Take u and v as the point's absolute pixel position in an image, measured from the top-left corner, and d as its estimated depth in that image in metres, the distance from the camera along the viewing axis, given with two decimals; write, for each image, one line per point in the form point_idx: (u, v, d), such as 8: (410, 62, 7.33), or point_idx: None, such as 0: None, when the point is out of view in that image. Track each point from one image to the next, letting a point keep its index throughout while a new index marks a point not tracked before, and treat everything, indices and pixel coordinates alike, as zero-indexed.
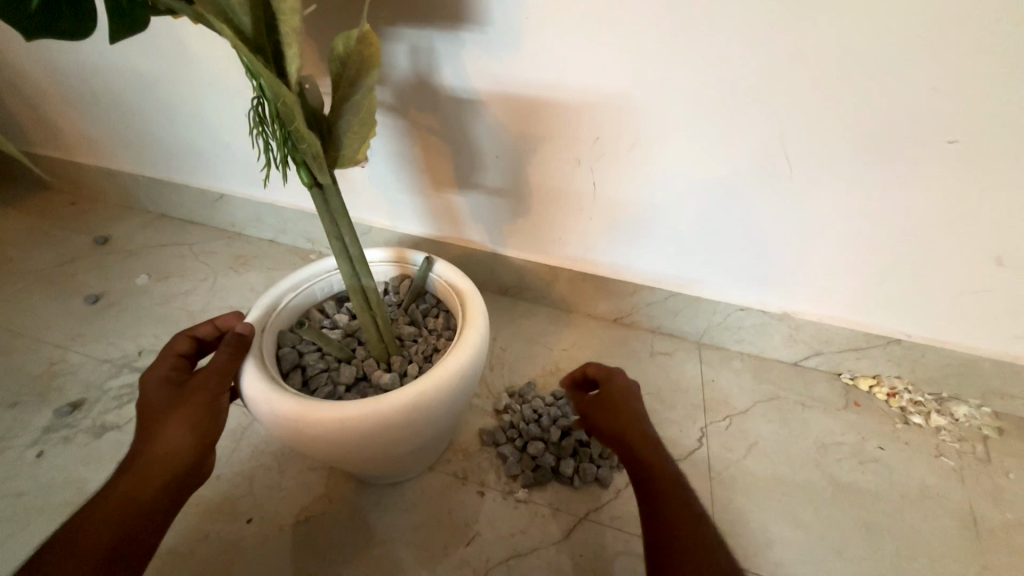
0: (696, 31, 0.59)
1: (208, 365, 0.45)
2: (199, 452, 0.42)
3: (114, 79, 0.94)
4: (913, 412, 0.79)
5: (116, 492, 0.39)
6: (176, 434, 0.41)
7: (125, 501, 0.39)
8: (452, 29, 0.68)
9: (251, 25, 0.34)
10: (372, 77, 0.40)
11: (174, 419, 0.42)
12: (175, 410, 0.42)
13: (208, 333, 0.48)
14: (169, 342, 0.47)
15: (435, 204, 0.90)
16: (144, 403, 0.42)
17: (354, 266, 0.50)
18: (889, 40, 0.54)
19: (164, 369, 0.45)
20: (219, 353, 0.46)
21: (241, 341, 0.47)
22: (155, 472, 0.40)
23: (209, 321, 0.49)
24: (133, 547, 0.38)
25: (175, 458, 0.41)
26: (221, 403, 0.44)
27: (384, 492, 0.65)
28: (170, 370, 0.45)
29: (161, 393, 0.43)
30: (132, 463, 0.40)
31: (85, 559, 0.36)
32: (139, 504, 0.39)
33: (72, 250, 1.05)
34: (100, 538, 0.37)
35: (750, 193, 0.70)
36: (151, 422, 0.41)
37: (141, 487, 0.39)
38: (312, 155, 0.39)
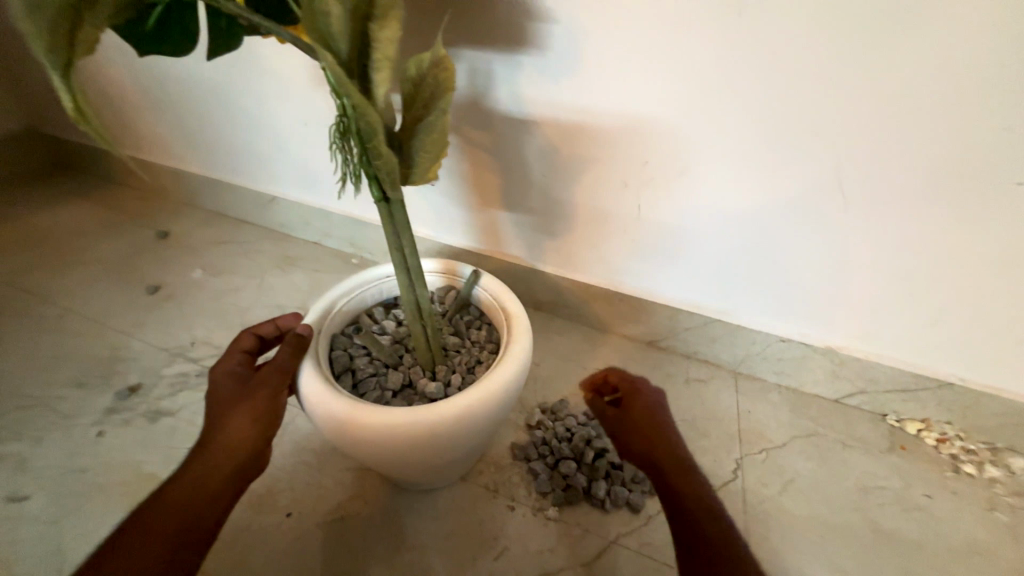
0: (756, 63, 0.60)
1: (270, 362, 0.47)
2: (259, 444, 0.44)
3: (190, 87, 1.02)
4: (965, 461, 0.75)
5: (186, 479, 0.41)
6: (240, 426, 0.43)
7: (195, 488, 0.41)
8: (511, 53, 0.71)
9: (346, 49, 0.35)
10: (445, 99, 0.42)
11: (241, 413, 0.44)
12: (242, 404, 0.45)
13: (270, 332, 0.51)
14: (235, 339, 0.50)
15: (478, 218, 0.93)
16: (214, 396, 0.45)
17: (410, 277, 0.51)
18: (953, 80, 0.54)
19: (232, 365, 0.47)
20: (280, 352, 0.48)
21: (301, 340, 0.49)
22: (222, 462, 0.42)
23: (272, 321, 0.52)
24: (196, 534, 0.39)
25: (241, 449, 0.43)
26: (280, 399, 0.46)
27: (416, 499, 0.66)
28: (237, 365, 0.48)
29: (230, 387, 0.45)
30: (201, 452, 0.42)
31: (155, 540, 0.38)
32: (207, 491, 0.41)
33: (136, 242, 1.12)
34: (169, 522, 0.39)
35: (799, 224, 0.70)
36: (220, 414, 0.44)
37: (207, 476, 0.41)
38: (386, 172, 0.41)
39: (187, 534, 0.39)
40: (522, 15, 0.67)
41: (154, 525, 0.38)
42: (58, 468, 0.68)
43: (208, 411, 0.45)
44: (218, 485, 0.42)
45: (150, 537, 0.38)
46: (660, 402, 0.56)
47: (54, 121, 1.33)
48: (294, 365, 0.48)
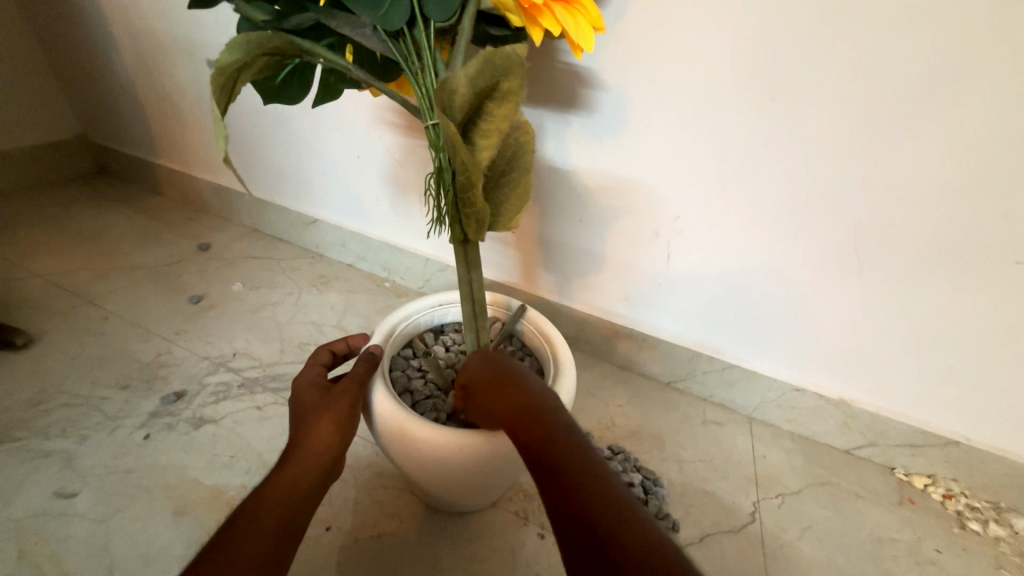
0: (785, 140, 0.68)
1: (348, 375, 0.52)
2: (341, 449, 0.49)
3: (252, 116, 1.10)
4: (970, 518, 0.79)
5: (281, 480, 0.45)
6: (327, 432, 0.48)
7: (290, 488, 0.45)
8: (561, 113, 0.79)
9: (461, 116, 0.41)
10: (527, 158, 0.48)
11: (326, 418, 0.49)
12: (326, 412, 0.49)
13: (342, 348, 0.56)
14: (313, 353, 0.55)
15: (512, 254, 0.98)
16: (300, 405, 0.49)
17: (474, 308, 0.56)
18: (961, 168, 0.62)
19: (314, 377, 0.52)
20: (357, 367, 0.52)
21: (374, 357, 0.54)
22: (311, 464, 0.47)
23: (344, 339, 0.57)
24: (293, 527, 0.44)
25: (327, 452, 0.48)
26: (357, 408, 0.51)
27: (450, 521, 0.68)
28: (316, 376, 0.52)
29: (316, 396, 0.50)
30: (292, 455, 0.47)
31: (264, 534, 0.42)
32: (300, 490, 0.45)
33: (178, 252, 1.17)
34: (271, 518, 0.43)
35: (816, 282, 0.76)
36: (306, 421, 0.48)
37: (301, 477, 0.46)
38: (476, 219, 0.47)
39: (288, 527, 0.43)
40: (575, 82, 0.76)
41: (257, 521, 0.42)
42: (104, 467, 0.71)
43: (295, 417, 0.49)
44: (308, 485, 0.46)
45: (256, 530, 0.42)
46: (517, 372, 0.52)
47: (107, 134, 1.41)
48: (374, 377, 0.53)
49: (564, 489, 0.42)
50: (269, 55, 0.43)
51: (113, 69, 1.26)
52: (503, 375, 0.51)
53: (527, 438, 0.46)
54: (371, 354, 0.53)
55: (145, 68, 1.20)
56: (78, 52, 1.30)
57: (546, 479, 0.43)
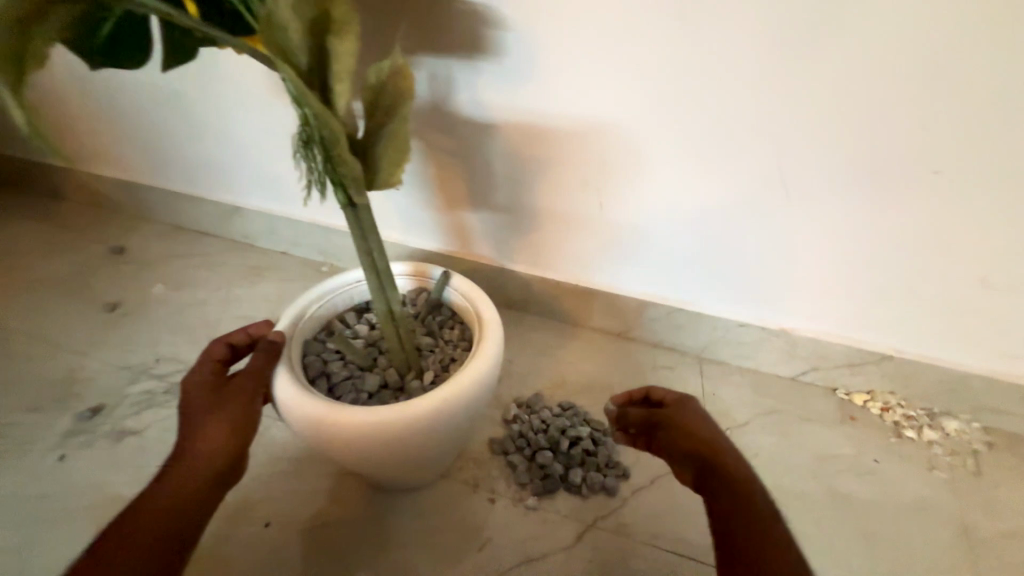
0: (701, 66, 0.65)
1: (244, 371, 0.49)
2: (234, 451, 0.47)
3: (142, 98, 0.99)
4: (907, 426, 0.82)
5: (168, 484, 0.44)
6: (215, 434, 0.46)
7: (179, 489, 0.44)
8: (470, 59, 0.73)
9: (307, 61, 0.38)
10: (405, 105, 0.44)
11: (215, 420, 0.46)
12: (215, 413, 0.47)
13: (241, 340, 0.52)
14: (207, 348, 0.51)
15: (446, 219, 0.93)
16: (188, 407, 0.47)
17: (380, 279, 0.53)
18: (874, 78, 0.60)
19: (204, 375, 0.49)
20: (253, 361, 0.49)
21: (273, 348, 0.50)
22: (199, 468, 0.45)
23: (242, 329, 0.53)
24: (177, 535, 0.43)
25: (219, 453, 0.46)
26: (254, 406, 0.48)
27: (397, 498, 0.67)
28: (209, 374, 0.50)
29: (205, 396, 0.48)
30: (180, 458, 0.45)
31: (142, 542, 0.41)
32: (187, 495, 0.44)
33: (88, 259, 1.07)
34: (151, 525, 0.42)
35: (749, 214, 0.74)
36: (194, 423, 0.46)
37: (187, 481, 0.44)
38: (352, 178, 0.43)
39: (171, 534, 0.42)
40: (478, 23, 0.69)
41: (139, 528, 0.42)
42: (16, 495, 0.66)
43: (185, 419, 0.47)
44: (196, 489, 0.45)
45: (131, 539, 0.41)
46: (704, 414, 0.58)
47: None
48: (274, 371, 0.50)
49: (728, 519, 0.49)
50: (67, 4, 0.37)
51: None
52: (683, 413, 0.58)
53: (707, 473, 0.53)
54: (268, 346, 0.50)
55: None
56: None
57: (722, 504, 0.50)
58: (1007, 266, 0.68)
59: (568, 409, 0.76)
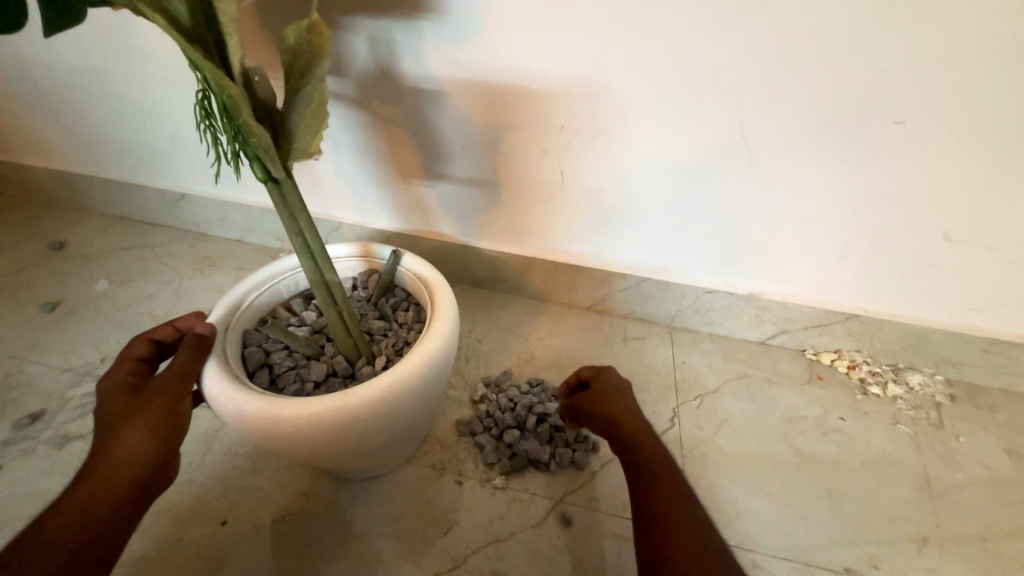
0: (655, 18, 0.61)
1: (168, 369, 0.46)
2: (160, 455, 0.44)
3: (62, 78, 0.91)
4: (872, 383, 0.83)
5: (76, 500, 0.41)
6: (137, 439, 0.43)
7: (93, 500, 0.41)
8: (411, 19, 0.67)
9: (185, 11, 0.34)
10: (320, 67, 0.40)
11: (136, 424, 0.44)
12: (137, 417, 0.44)
13: (167, 335, 0.51)
14: (127, 347, 0.50)
15: (404, 197, 0.89)
16: (107, 411, 0.44)
17: (316, 261, 0.49)
18: (835, 24, 0.57)
19: (126, 375, 0.47)
20: (179, 356, 0.47)
21: (202, 342, 0.48)
22: (120, 476, 0.42)
23: (169, 323, 0.51)
24: (95, 548, 0.40)
25: (138, 461, 0.43)
26: (181, 406, 0.46)
27: (361, 487, 0.65)
28: (130, 374, 0.48)
29: (125, 398, 0.45)
30: (97, 466, 0.42)
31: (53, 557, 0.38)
32: (106, 504, 0.41)
33: (25, 257, 1.00)
34: (64, 539, 0.39)
35: (714, 177, 0.72)
36: (113, 428, 0.43)
37: (107, 490, 0.42)
38: (263, 148, 0.39)
39: (89, 547, 0.40)
40: None
41: (42, 551, 0.38)
42: None
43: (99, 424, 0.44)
44: (116, 498, 0.42)
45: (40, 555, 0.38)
46: (621, 384, 0.58)
47: None
48: (198, 366, 0.48)
49: (644, 493, 0.49)
50: None
51: None
52: (601, 386, 0.58)
53: (627, 446, 0.53)
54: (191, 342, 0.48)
55: None
56: None
57: (637, 478, 0.51)
58: (969, 219, 0.67)
59: (536, 386, 0.75)
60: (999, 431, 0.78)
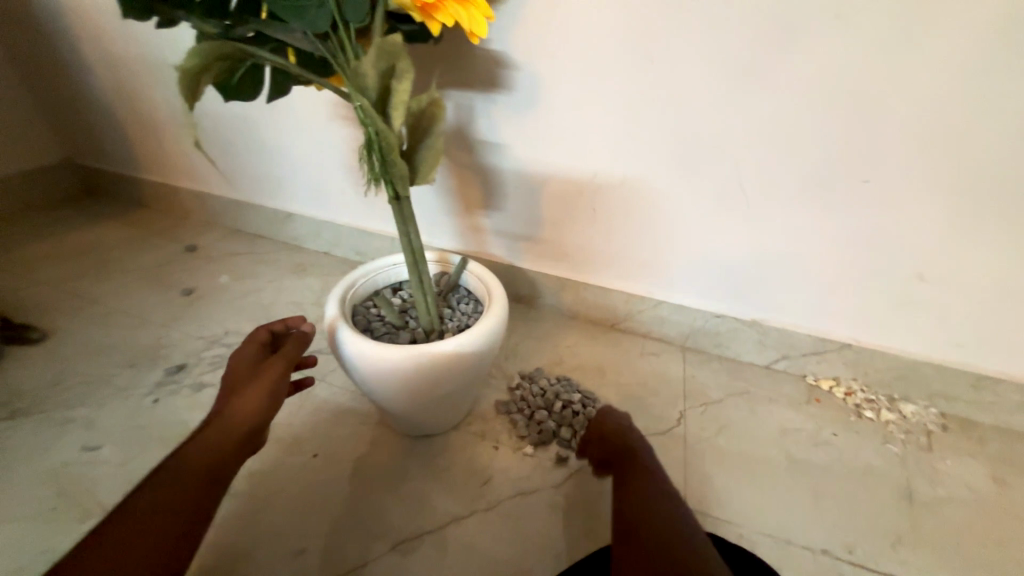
0: (671, 98, 0.81)
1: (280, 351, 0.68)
2: (269, 409, 0.63)
3: (222, 124, 1.22)
4: (866, 408, 0.93)
5: (211, 437, 0.57)
6: (258, 395, 0.62)
7: (221, 440, 0.57)
8: (487, 93, 0.91)
9: (375, 95, 0.56)
10: (438, 126, 0.62)
11: (257, 385, 0.63)
12: (258, 380, 0.64)
13: (279, 328, 0.73)
14: (253, 333, 0.71)
15: (466, 224, 1.10)
16: (238, 373, 0.65)
17: (414, 255, 0.70)
18: (805, 106, 0.76)
19: (251, 352, 0.68)
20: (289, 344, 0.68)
21: (303, 335, 0.71)
22: (241, 421, 0.60)
23: (282, 321, 0.74)
24: (221, 474, 0.55)
25: (255, 411, 0.61)
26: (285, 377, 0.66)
27: (418, 443, 0.81)
28: (253, 351, 0.69)
29: (249, 368, 0.66)
30: (228, 411, 0.60)
31: (196, 472, 0.53)
32: (231, 440, 0.58)
33: (166, 255, 1.28)
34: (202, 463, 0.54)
35: (720, 218, 0.89)
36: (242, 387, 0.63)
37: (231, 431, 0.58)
38: (400, 175, 0.61)
39: (219, 469, 0.55)
40: (494, 65, 0.88)
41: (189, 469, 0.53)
42: (117, 427, 0.83)
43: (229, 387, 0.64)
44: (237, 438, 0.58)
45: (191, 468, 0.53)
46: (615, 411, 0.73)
47: (85, 153, 1.50)
48: (301, 351, 0.69)
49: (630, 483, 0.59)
50: (223, 60, 0.56)
51: (88, 94, 1.36)
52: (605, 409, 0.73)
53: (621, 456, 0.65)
54: (298, 333, 0.69)
55: (121, 87, 1.30)
56: (51, 79, 1.39)
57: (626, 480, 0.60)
58: (937, 263, 0.81)
59: (563, 380, 0.90)
60: (988, 461, 0.85)
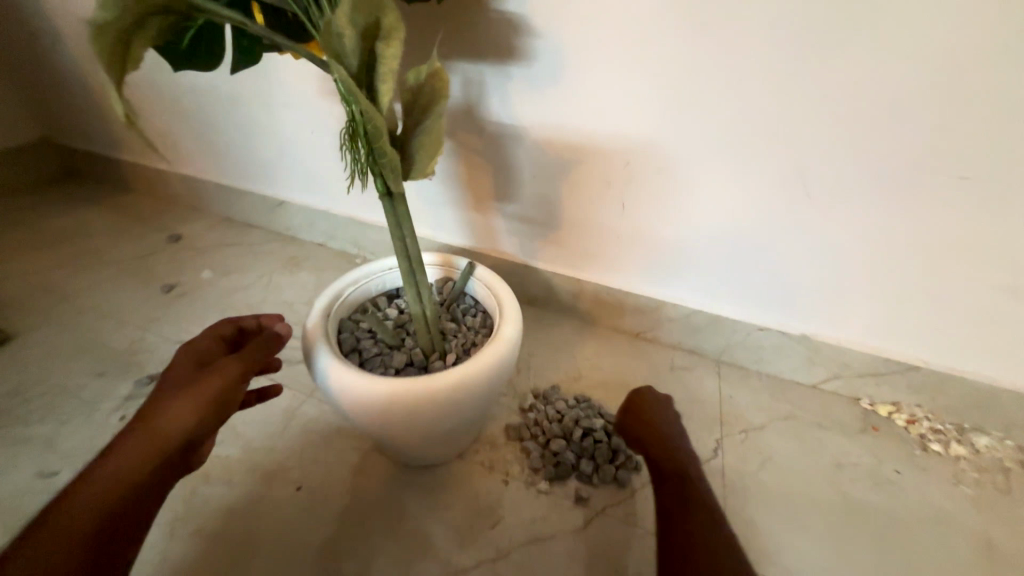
0: (723, 71, 0.67)
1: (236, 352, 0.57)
2: (205, 421, 0.53)
3: (205, 101, 1.10)
4: (932, 440, 0.81)
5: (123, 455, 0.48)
6: (191, 405, 0.52)
7: (133, 465, 0.47)
8: (501, 65, 0.78)
9: (356, 62, 0.43)
10: (440, 103, 0.49)
11: (194, 391, 0.52)
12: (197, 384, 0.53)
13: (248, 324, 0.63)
14: (215, 325, 0.62)
15: (474, 218, 0.98)
16: (178, 371, 0.55)
17: (410, 264, 0.58)
18: (894, 82, 0.61)
19: (203, 347, 0.59)
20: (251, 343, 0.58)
21: (273, 337, 0.60)
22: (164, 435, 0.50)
23: (253, 316, 0.63)
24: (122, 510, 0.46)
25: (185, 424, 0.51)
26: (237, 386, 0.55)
27: (417, 474, 0.71)
28: (206, 346, 0.59)
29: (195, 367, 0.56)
30: (152, 419, 0.51)
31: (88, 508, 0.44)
32: (145, 463, 0.48)
33: (149, 245, 1.18)
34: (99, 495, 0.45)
35: (772, 218, 0.75)
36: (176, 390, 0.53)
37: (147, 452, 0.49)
38: (391, 168, 0.48)
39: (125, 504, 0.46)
40: (509, 31, 0.74)
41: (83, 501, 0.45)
42: (81, 448, 0.74)
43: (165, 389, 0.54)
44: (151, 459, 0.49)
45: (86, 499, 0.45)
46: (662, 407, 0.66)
47: (65, 132, 1.39)
48: (267, 355, 0.58)
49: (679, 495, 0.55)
50: (162, 15, 0.43)
51: (62, 67, 1.24)
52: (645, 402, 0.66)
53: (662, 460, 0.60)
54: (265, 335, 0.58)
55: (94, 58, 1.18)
56: (23, 50, 1.27)
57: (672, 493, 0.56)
58: None
59: (583, 401, 0.79)
60: None
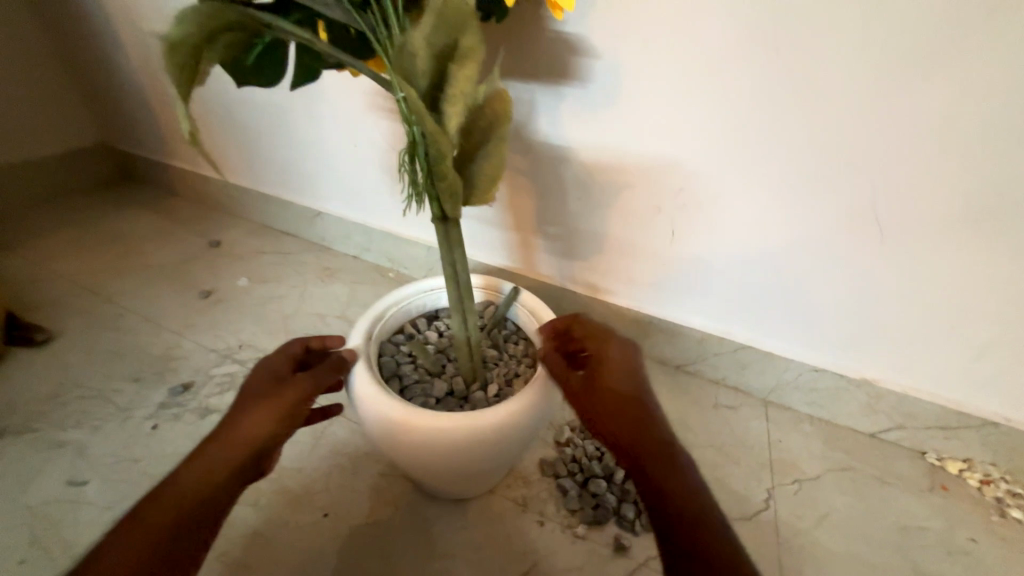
0: (792, 99, 0.63)
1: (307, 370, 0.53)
2: (273, 438, 0.50)
3: (252, 111, 1.11)
4: (1011, 505, 0.73)
5: (193, 470, 0.46)
6: (262, 421, 0.49)
7: (200, 480, 0.46)
8: (554, 85, 0.76)
9: (426, 83, 0.41)
10: (503, 126, 0.47)
11: (263, 408, 0.50)
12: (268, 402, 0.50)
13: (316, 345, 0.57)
14: (286, 344, 0.57)
15: (513, 237, 0.95)
16: (249, 387, 0.52)
17: (459, 290, 0.55)
18: (988, 116, 0.56)
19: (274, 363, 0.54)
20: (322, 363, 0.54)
21: (342, 360, 0.55)
22: (232, 453, 0.48)
23: (321, 337, 0.58)
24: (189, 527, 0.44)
25: (253, 441, 0.49)
26: (302, 406, 0.52)
27: (447, 507, 0.68)
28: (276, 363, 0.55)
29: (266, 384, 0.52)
30: (224, 433, 0.49)
31: (157, 521, 0.43)
32: (214, 479, 0.46)
33: (190, 250, 1.20)
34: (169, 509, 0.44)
35: (836, 254, 0.70)
36: (245, 407, 0.50)
37: (216, 469, 0.47)
38: (450, 192, 0.47)
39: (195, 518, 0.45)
40: (566, 51, 0.72)
41: (158, 512, 0.43)
42: (115, 456, 0.74)
43: (237, 401, 0.51)
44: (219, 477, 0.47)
45: (159, 509, 0.44)
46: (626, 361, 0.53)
47: (117, 135, 1.44)
48: (337, 376, 0.54)
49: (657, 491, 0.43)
50: (232, 30, 0.42)
51: (121, 74, 1.29)
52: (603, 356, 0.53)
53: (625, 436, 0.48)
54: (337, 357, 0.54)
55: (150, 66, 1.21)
56: (85, 57, 1.33)
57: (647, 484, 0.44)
58: None
59: None
60: None
